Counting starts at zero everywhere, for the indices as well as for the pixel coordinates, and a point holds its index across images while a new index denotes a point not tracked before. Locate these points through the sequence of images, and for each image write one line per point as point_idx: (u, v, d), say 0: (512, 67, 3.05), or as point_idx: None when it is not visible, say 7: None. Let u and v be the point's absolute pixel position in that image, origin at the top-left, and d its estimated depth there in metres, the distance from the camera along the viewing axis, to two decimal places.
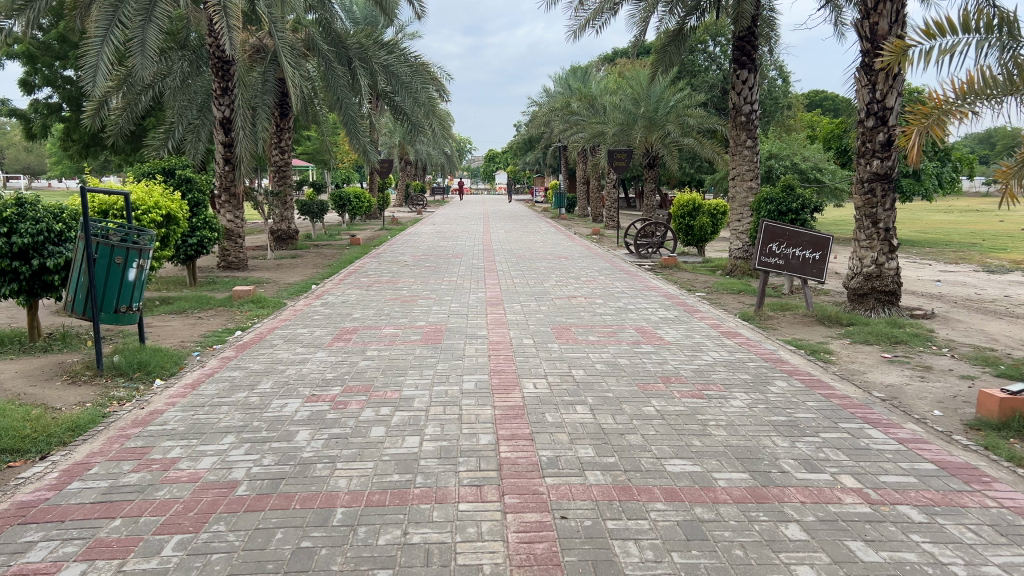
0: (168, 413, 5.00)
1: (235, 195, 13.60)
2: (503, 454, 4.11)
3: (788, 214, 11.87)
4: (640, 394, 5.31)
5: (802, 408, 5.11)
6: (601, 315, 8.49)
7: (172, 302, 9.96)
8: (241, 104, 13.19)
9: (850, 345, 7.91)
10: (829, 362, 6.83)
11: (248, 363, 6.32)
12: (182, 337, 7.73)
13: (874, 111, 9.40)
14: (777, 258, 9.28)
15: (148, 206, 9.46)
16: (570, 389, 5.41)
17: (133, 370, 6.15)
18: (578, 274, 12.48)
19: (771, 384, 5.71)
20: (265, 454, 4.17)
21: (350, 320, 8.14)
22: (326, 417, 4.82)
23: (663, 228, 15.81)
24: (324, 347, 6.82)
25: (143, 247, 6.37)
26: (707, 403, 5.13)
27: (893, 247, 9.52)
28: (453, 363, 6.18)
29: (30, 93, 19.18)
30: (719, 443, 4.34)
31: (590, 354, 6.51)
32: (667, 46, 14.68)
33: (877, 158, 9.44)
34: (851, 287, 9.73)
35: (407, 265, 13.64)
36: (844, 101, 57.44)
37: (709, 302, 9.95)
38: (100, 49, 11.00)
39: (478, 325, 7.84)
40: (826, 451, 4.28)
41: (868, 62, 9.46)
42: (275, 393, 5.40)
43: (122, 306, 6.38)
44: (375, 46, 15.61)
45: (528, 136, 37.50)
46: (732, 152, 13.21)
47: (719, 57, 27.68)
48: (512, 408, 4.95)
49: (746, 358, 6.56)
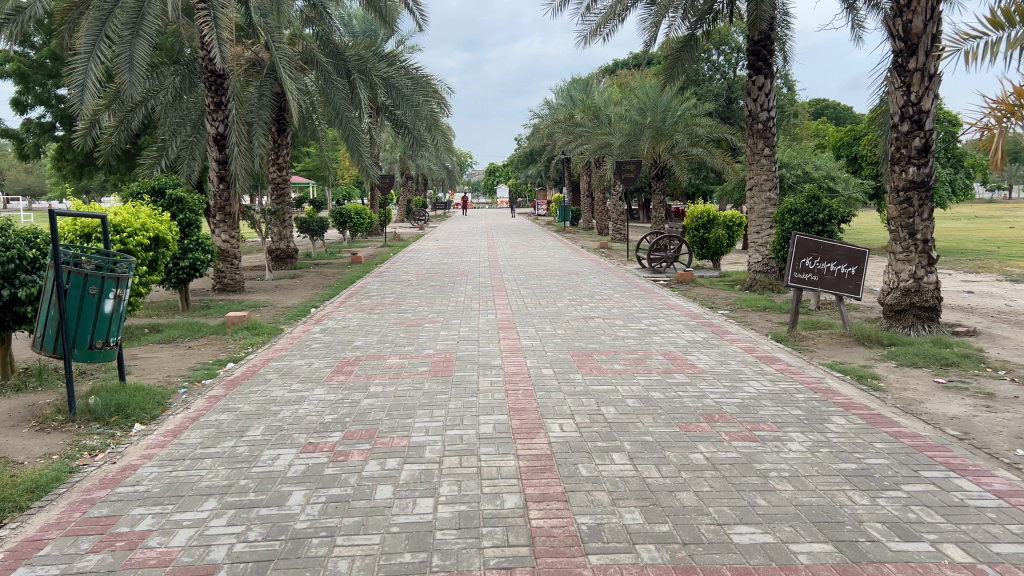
0: (143, 468, 4.33)
1: (231, 214, 12.91)
2: (534, 523, 3.45)
3: (813, 226, 11.24)
4: (683, 437, 4.65)
5: (871, 452, 4.45)
6: (624, 339, 7.81)
7: (161, 330, 9.32)
8: (235, 119, 12.66)
9: (897, 368, 7.23)
10: (883, 391, 6.16)
11: (238, 404, 5.64)
12: (169, 371, 7.10)
13: (908, 114, 8.76)
14: (810, 273, 8.62)
15: (135, 228, 8.81)
16: (603, 432, 4.75)
17: (109, 414, 5.50)
18: (592, 292, 11.83)
19: (828, 422, 5.04)
20: (252, 525, 3.50)
21: (351, 350, 7.48)
22: (323, 473, 4.15)
23: (677, 242, 15.09)
24: (323, 383, 6.15)
25: (121, 275, 5.74)
26: (762, 448, 4.47)
27: (932, 259, 8.86)
28: (466, 401, 5.49)
29: (22, 113, 18.66)
30: (787, 503, 3.68)
31: (618, 387, 5.83)
32: (679, 53, 14.05)
33: (913, 165, 8.79)
34: (887, 303, 9.05)
35: (410, 285, 12.99)
36: (845, 108, 57.06)
37: (736, 321, 9.28)
38: (86, 66, 10.36)
39: (490, 352, 7.16)
40: (917, 511, 3.61)
41: (902, 63, 8.82)
42: (266, 441, 4.73)
43: (97, 342, 5.70)
44: (375, 57, 15.09)
45: (530, 149, 37.03)
46: (749, 161, 12.56)
47: (723, 66, 26.96)
48: (538, 458, 4.28)
49: (792, 389, 5.88)
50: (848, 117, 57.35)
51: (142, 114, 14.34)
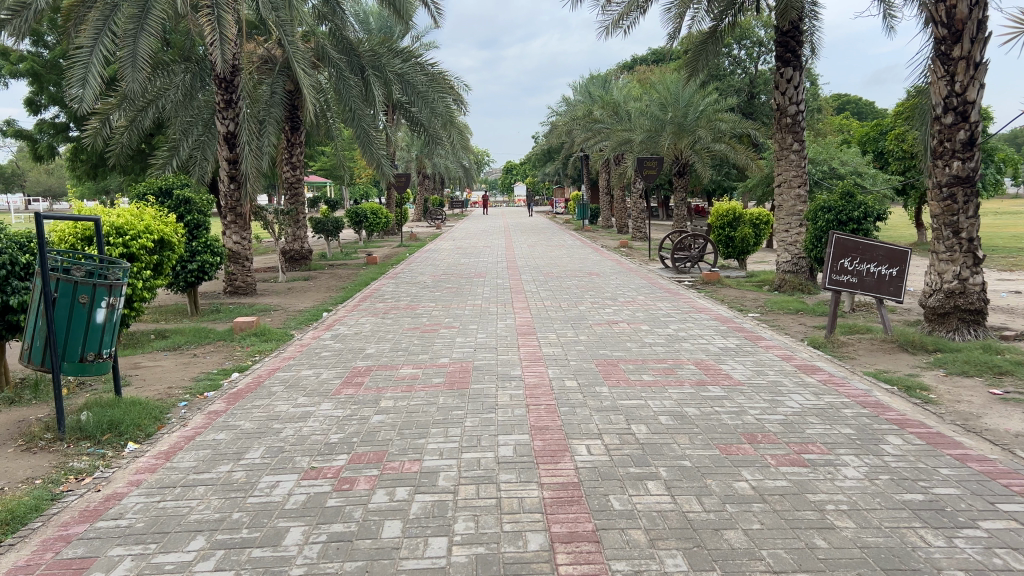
0: (129, 498, 3.94)
1: (242, 215, 12.58)
2: (562, 571, 3.01)
3: (848, 224, 10.72)
4: (724, 461, 4.20)
5: (937, 480, 3.96)
6: (651, 346, 7.33)
7: (168, 337, 8.97)
8: (246, 117, 12.27)
9: (946, 377, 6.70)
10: (937, 405, 5.65)
11: (238, 422, 5.23)
12: (171, 382, 6.73)
13: (953, 105, 8.21)
14: (849, 275, 8.10)
15: (138, 231, 8.43)
16: (635, 455, 4.30)
17: (101, 432, 5.12)
18: (615, 294, 11.33)
19: (883, 443, 4.55)
20: (241, 571, 3.09)
21: (362, 359, 7.06)
22: (325, 505, 3.73)
23: (702, 240, 14.52)
24: (330, 397, 5.74)
25: (114, 282, 5.36)
26: (813, 476, 4.00)
27: (978, 259, 8.30)
28: (484, 418, 5.06)
29: (36, 113, 18.47)
30: (851, 545, 3.22)
31: (649, 402, 5.38)
32: (705, 44, 13.50)
33: (958, 159, 8.24)
34: (929, 306, 8.49)
35: (426, 287, 12.61)
36: (868, 103, 56.14)
37: (768, 325, 8.78)
38: (88, 61, 9.99)
39: (509, 362, 6.73)
40: (1003, 556, 3.13)
41: (945, 50, 8.26)
42: (266, 465, 4.32)
43: (88, 354, 5.32)
44: (390, 53, 14.70)
45: (549, 146, 36.54)
46: (777, 157, 12.04)
47: (744, 61, 26.40)
48: (564, 488, 3.84)
49: (839, 404, 5.40)
50: (870, 111, 56.41)
51: (153, 113, 14.02)
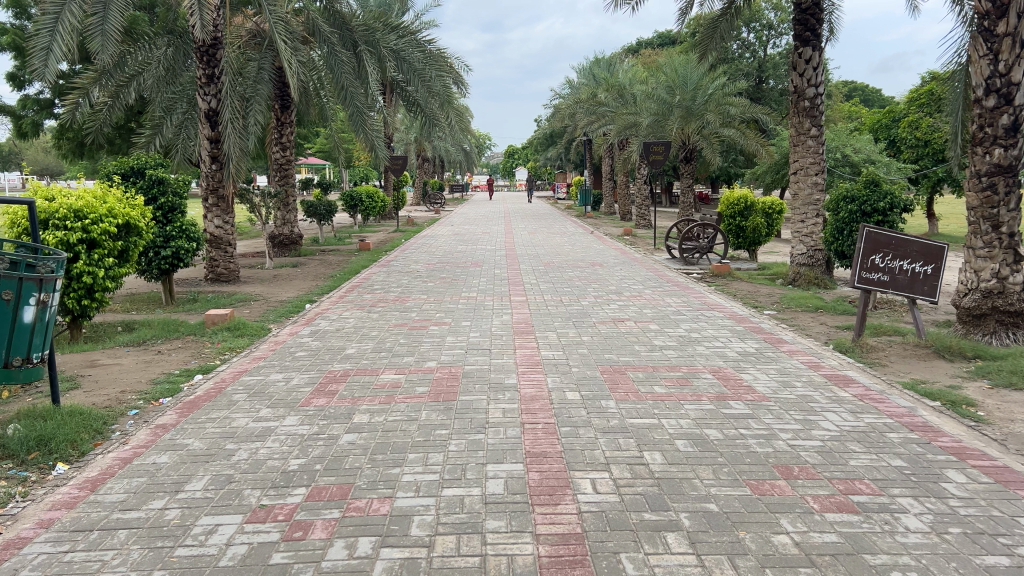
0: (32, 547, 3.22)
1: (224, 198, 11.81)
2: None
3: (873, 215, 9.98)
4: (758, 505, 3.49)
5: (1021, 535, 3.23)
6: (662, 350, 6.60)
7: (134, 330, 8.23)
8: (229, 93, 11.45)
9: (993, 389, 5.96)
10: (992, 426, 4.89)
11: (186, 441, 4.50)
12: (125, 386, 5.99)
13: (996, 86, 7.39)
14: (880, 273, 7.36)
15: (99, 214, 7.63)
16: (650, 495, 3.57)
17: (27, 451, 4.38)
18: (620, 287, 10.58)
19: (946, 481, 3.81)
20: None
21: (340, 362, 6.31)
22: (270, 562, 3.02)
23: (711, 230, 13.64)
24: (296, 410, 5.01)
25: (45, 274, 4.64)
26: (868, 527, 3.28)
27: (1019, 255, 7.51)
28: (473, 440, 4.34)
29: (19, 89, 17.70)
30: None
31: (663, 422, 4.64)
32: (717, 22, 12.60)
33: (1000, 146, 7.44)
34: (964, 306, 7.69)
35: (419, 277, 11.87)
36: (876, 91, 55.29)
37: (788, 325, 8.04)
38: (53, 30, 9.09)
39: (504, 368, 5.99)
40: None
41: (988, 26, 7.42)
42: (206, 502, 3.60)
43: (14, 359, 4.57)
44: (385, 28, 13.86)
45: (553, 130, 35.63)
46: (794, 142, 11.19)
47: (752, 44, 25.74)
48: (565, 543, 3.10)
49: (882, 427, 4.67)
50: (877, 98, 55.60)
51: (134, 90, 13.13)
